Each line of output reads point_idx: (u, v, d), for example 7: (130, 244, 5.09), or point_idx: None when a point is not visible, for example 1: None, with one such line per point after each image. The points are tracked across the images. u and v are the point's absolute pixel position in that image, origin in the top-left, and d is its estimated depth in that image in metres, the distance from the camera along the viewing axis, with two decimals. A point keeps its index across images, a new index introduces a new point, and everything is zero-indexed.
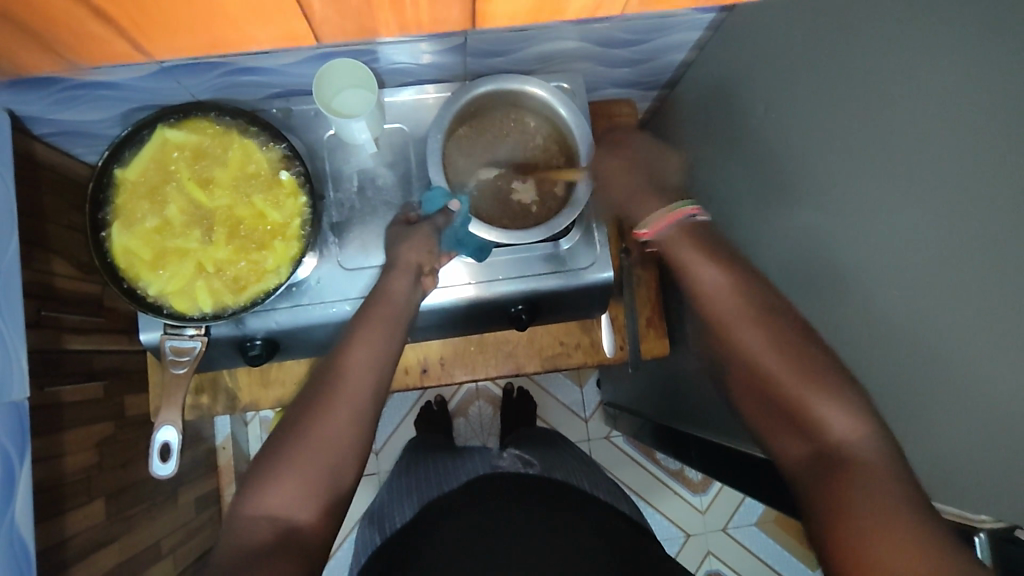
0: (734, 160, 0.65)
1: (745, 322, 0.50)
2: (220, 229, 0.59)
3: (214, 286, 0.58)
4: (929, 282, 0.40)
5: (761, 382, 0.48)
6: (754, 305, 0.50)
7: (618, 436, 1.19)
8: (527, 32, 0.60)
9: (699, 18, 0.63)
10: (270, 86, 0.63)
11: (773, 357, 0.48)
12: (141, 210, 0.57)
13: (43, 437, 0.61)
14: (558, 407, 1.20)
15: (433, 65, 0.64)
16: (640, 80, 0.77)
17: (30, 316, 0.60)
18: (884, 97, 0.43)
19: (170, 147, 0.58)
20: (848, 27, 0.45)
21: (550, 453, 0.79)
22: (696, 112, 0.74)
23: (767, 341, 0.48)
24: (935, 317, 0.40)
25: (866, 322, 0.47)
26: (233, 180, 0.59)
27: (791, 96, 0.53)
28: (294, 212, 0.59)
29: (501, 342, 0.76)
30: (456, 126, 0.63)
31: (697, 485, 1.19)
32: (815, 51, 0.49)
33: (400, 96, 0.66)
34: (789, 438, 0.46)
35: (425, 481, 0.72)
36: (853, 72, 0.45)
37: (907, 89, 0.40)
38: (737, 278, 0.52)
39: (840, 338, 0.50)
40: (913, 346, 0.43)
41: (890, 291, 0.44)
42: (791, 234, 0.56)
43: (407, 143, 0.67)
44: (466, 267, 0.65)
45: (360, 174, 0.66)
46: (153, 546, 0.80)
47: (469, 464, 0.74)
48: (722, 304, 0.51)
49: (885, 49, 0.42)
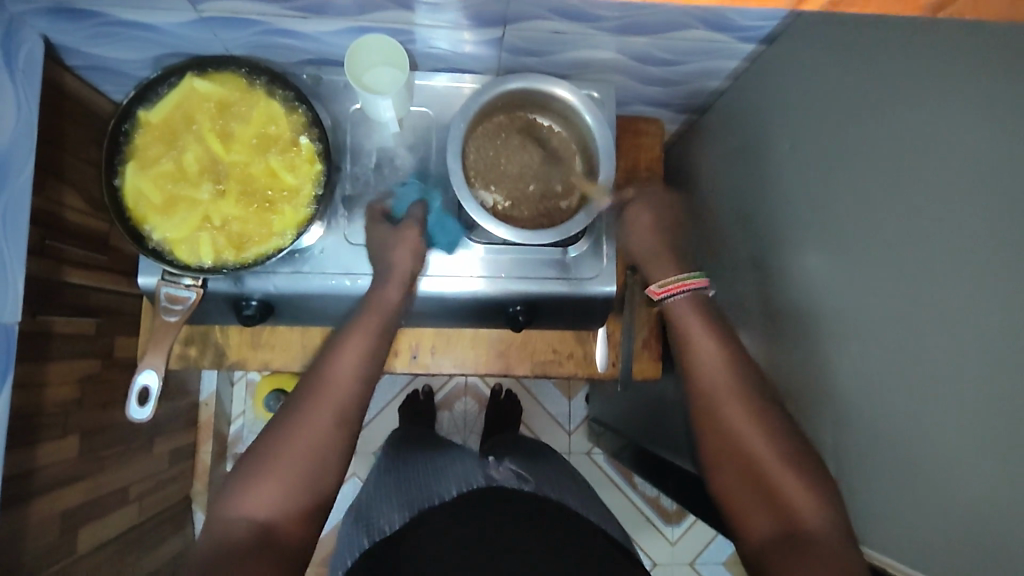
0: (752, 192, 0.64)
1: (726, 390, 0.54)
2: (232, 184, 0.59)
3: (218, 240, 0.58)
4: (930, 342, 0.40)
5: (736, 456, 0.51)
6: (740, 377, 0.55)
7: (599, 455, 1.18)
8: (565, 35, 0.60)
9: (738, 47, 0.63)
10: (304, 52, 0.63)
11: (754, 436, 0.51)
12: (162, 153, 0.58)
13: (28, 364, 0.61)
14: (543, 417, 1.19)
15: (470, 55, 0.64)
16: (671, 101, 0.77)
17: (33, 243, 0.60)
18: (909, 147, 0.42)
19: (197, 97, 0.58)
20: (884, 73, 0.45)
21: (542, 468, 0.77)
22: (722, 140, 0.73)
23: (747, 419, 0.52)
24: (928, 377, 0.40)
25: (861, 374, 0.46)
26: (253, 138, 0.59)
27: (817, 136, 0.53)
28: (307, 178, 0.59)
29: (494, 340, 0.75)
30: (480, 119, 0.63)
31: (670, 515, 1.18)
32: (847, 95, 0.49)
33: (432, 80, 0.66)
34: (760, 516, 0.49)
35: (415, 487, 0.69)
36: (879, 121, 0.45)
37: (929, 148, 0.40)
38: (728, 357, 0.56)
39: (831, 385, 0.50)
40: (902, 403, 0.42)
41: (886, 343, 0.44)
42: (797, 275, 0.55)
43: (430, 128, 0.67)
44: (470, 261, 0.65)
45: (379, 152, 0.66)
46: (121, 490, 0.80)
47: (461, 471, 0.72)
48: (710, 364, 0.56)
49: (912, 103, 0.42)
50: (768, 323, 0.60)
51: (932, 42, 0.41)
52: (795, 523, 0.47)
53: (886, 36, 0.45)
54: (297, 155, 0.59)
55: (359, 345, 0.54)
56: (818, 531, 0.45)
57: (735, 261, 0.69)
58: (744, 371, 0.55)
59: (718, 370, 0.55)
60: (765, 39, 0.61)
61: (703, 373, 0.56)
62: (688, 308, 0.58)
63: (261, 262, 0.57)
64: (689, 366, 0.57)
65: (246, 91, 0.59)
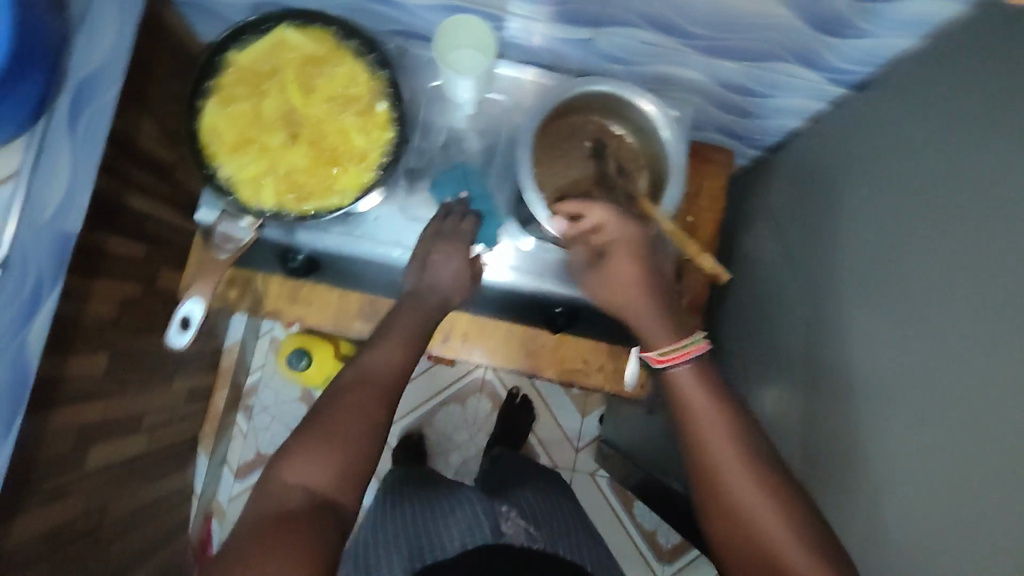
0: (816, 238, 0.63)
1: (731, 460, 0.49)
2: (302, 137, 0.60)
3: (280, 189, 0.59)
4: (992, 418, 0.38)
5: (750, 538, 0.47)
6: (741, 445, 0.49)
7: (603, 478, 1.16)
8: (655, 45, 0.60)
9: (827, 88, 0.61)
10: (395, 25, 0.65)
11: (768, 517, 0.47)
12: (242, 95, 0.59)
13: (79, 275, 0.62)
14: (554, 429, 1.17)
15: (551, 52, 0.64)
16: (745, 133, 0.75)
17: (108, 161, 0.62)
18: (992, 212, 0.41)
19: (286, 47, 0.59)
20: (985, 127, 0.43)
21: (546, 512, 0.77)
22: (791, 180, 0.71)
23: (756, 492, 0.48)
24: (989, 453, 0.38)
25: (910, 441, 0.44)
26: (331, 97, 0.60)
27: (897, 185, 0.51)
28: (376, 144, 0.60)
29: (527, 339, 0.74)
30: (554, 115, 0.63)
31: (666, 554, 1.15)
32: (938, 140, 0.47)
33: (511, 72, 0.67)
34: None
35: (418, 541, 0.70)
36: (961, 188, 0.44)
37: (1010, 221, 0.39)
38: (731, 419, 0.50)
39: (873, 449, 0.48)
40: (943, 476, 0.41)
41: (936, 412, 0.42)
42: (852, 327, 0.54)
43: (503, 116, 0.67)
44: (515, 252, 0.66)
45: (450, 132, 0.67)
46: (135, 417, 0.81)
47: (465, 520, 0.72)
48: (716, 441, 0.50)
49: (998, 173, 0.41)
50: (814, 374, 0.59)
51: None
52: None
53: (981, 95, 0.44)
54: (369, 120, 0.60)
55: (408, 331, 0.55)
56: None
57: (784, 307, 0.67)
58: (744, 434, 0.50)
59: (723, 450, 0.49)
60: (855, 86, 0.60)
61: (708, 451, 0.50)
62: (690, 379, 0.51)
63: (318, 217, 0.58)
64: (687, 428, 0.51)
65: (332, 49, 0.60)
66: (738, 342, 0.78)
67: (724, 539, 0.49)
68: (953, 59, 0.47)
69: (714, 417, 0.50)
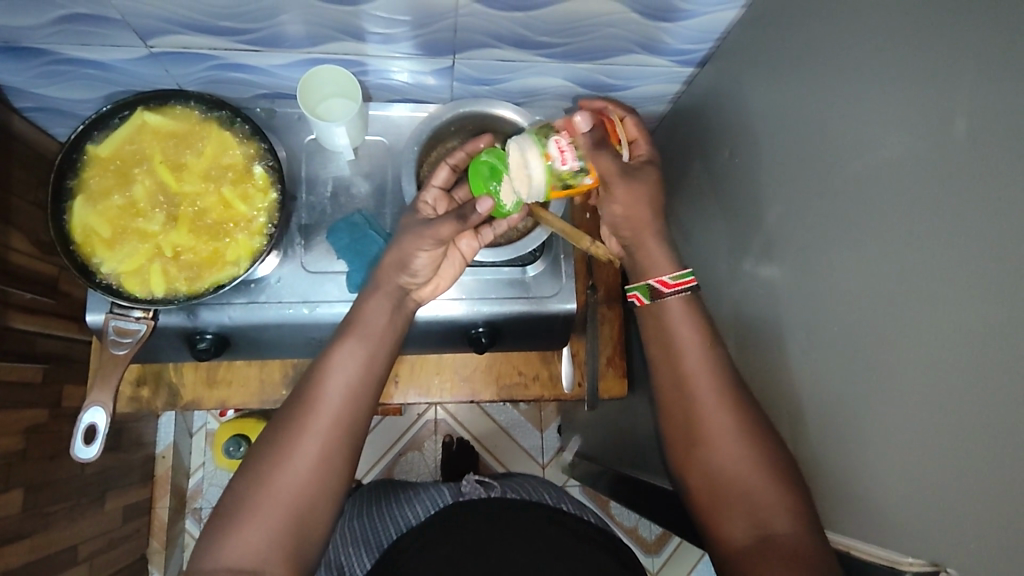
0: None
1: (709, 396, 0.69)
2: (199, 260, 0.75)
3: (165, 269, 0.74)
4: (812, 267, 0.62)
5: (713, 457, 0.68)
6: (717, 377, 0.69)
7: (573, 485, 1.61)
8: (235, 53, 0.76)
9: (394, 58, 0.79)
10: (255, 89, 0.85)
11: (726, 420, 0.68)
12: (128, 270, 0.73)
13: None
14: (514, 448, 1.62)
15: (182, 165, 0.76)
16: (387, 153, 0.89)
17: None
18: (435, 45, 0.76)
19: (189, 275, 0.74)
20: (403, 24, 0.71)
21: (510, 481, 1.04)
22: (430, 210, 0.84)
23: (731, 428, 0.67)
24: (877, 369, 0.53)
25: (771, 307, 0.70)
26: (205, 207, 0.76)
27: None
28: (198, 273, 0.74)
29: (678, 381, 0.71)
30: (175, 57, 0.76)
31: (542, 449, 1.63)
32: (399, 32, 0.73)
33: (205, 315, 0.79)
34: (733, 530, 0.65)
35: (377, 530, 0.97)
36: (420, 39, 0.74)
37: (427, 22, 0.71)
38: (712, 353, 0.71)
39: (555, 320, 0.90)
40: (890, 390, 0.52)
41: (799, 263, 0.64)
42: (491, 271, 0.87)
43: (200, 309, 0.79)
44: (237, 320, 0.80)
45: (96, 318, 0.76)
46: (69, 551, 1.05)
47: (413, 507, 0.98)
48: (736, 464, 0.66)
49: (434, 23, 0.71)
50: (545, 323, 0.90)
51: (400, 9, 0.68)
52: (772, 531, 0.62)
53: (401, 36, 0.74)
54: (254, 182, 0.76)
55: (348, 364, 0.70)
56: (779, 535, 0.61)
57: (594, 324, 0.98)
58: (718, 360, 0.70)
59: (717, 410, 0.68)
60: (700, 62, 0.85)
61: (691, 389, 0.70)
62: (698, 354, 0.71)
63: (212, 287, 0.73)
64: (673, 347, 0.72)
65: (196, 129, 0.76)
66: (517, 339, 0.94)
67: (720, 510, 0.67)
68: (395, 29, 0.72)
69: (703, 375, 0.70)
